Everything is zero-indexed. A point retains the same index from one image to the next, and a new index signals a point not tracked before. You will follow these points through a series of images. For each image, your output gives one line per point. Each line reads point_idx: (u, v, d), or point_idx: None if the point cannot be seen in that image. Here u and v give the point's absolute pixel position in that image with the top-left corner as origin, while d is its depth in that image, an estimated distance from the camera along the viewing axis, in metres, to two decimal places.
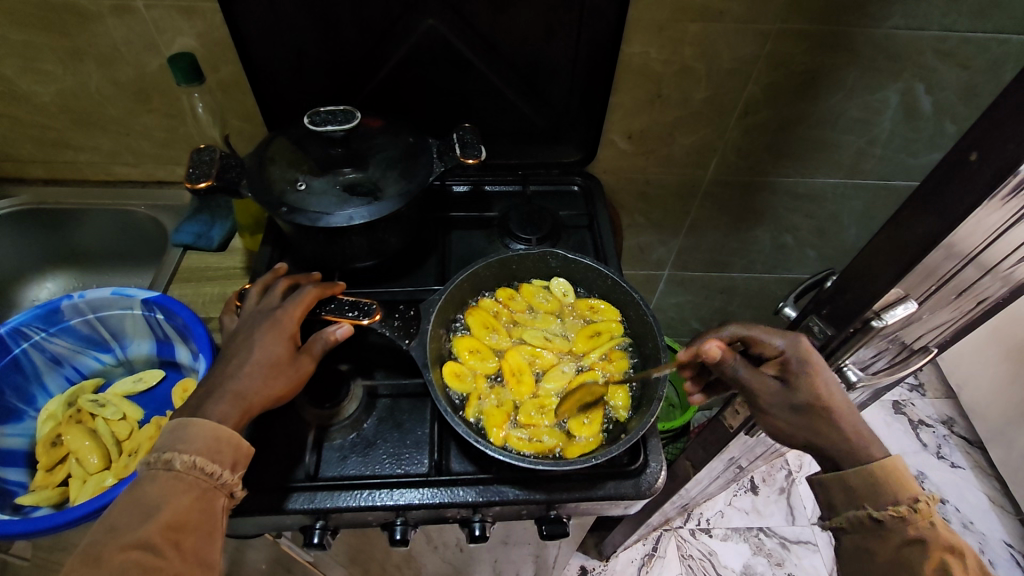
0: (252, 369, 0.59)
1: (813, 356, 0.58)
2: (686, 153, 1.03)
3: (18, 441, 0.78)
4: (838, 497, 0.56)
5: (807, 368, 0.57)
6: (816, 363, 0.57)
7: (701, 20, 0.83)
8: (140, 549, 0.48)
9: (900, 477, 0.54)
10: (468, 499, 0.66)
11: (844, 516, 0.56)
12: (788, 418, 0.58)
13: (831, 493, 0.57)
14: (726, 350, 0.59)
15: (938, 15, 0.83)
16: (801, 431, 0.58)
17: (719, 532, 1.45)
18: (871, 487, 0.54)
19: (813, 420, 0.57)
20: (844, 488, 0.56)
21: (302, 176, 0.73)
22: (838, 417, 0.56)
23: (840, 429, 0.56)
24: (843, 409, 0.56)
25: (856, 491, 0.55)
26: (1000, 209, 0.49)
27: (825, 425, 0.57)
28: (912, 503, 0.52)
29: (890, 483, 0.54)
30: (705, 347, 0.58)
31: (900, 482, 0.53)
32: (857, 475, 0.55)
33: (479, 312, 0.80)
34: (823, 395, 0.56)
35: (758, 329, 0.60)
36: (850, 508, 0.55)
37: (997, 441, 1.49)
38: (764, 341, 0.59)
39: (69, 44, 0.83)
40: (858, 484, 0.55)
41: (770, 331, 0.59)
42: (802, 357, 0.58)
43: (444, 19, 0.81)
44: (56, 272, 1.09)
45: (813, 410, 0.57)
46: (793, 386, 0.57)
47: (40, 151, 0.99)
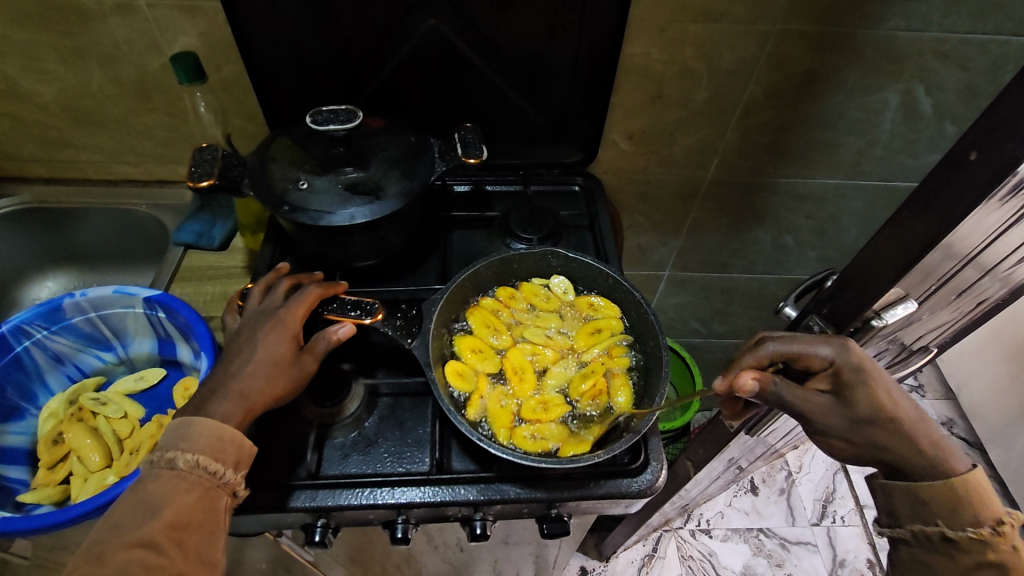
0: (255, 368, 0.60)
1: (867, 363, 0.54)
2: (687, 154, 1.03)
3: (19, 439, 0.78)
4: (905, 509, 0.55)
5: (862, 377, 0.54)
6: (872, 369, 0.54)
7: (700, 22, 0.83)
8: (143, 547, 0.48)
9: (982, 495, 0.52)
10: (469, 497, 0.66)
11: (908, 529, 0.55)
12: (852, 436, 0.55)
13: (899, 503, 0.55)
14: (762, 375, 0.57)
15: (938, 16, 0.84)
16: (867, 445, 0.55)
17: (719, 532, 1.45)
18: (949, 505, 0.52)
19: (878, 432, 0.54)
20: (915, 501, 0.54)
21: (304, 175, 0.73)
22: (908, 428, 0.53)
23: (912, 440, 0.53)
24: (913, 417, 0.53)
25: (931, 508, 0.53)
26: (999, 210, 0.49)
27: (893, 438, 0.54)
28: (995, 525, 0.51)
29: (971, 501, 0.52)
30: (738, 380, 0.56)
31: (982, 502, 0.52)
32: (933, 490, 0.53)
33: (480, 311, 0.80)
34: (883, 405, 0.53)
35: (801, 344, 0.57)
36: (917, 523, 0.54)
37: (998, 442, 1.49)
38: (810, 355, 0.56)
39: (71, 44, 0.83)
40: (935, 500, 0.53)
41: (813, 342, 0.56)
42: (856, 366, 0.54)
43: (445, 18, 0.81)
44: (57, 272, 1.09)
45: (878, 423, 0.53)
46: (849, 399, 0.54)
47: (41, 150, 0.99)
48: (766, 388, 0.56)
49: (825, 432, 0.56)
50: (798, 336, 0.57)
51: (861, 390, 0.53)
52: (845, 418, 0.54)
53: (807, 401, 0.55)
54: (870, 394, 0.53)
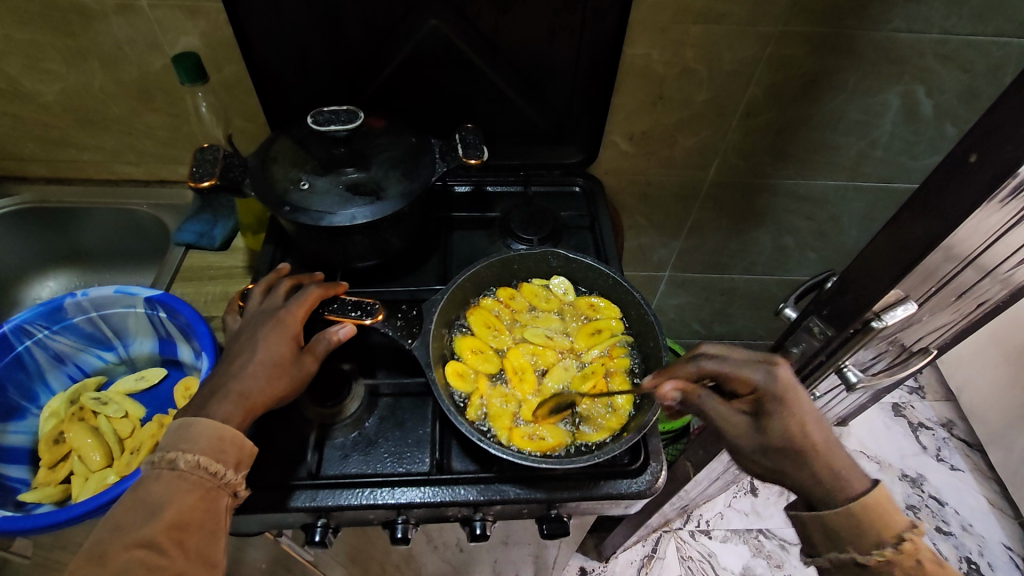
0: (255, 369, 0.60)
1: (789, 391, 0.55)
2: (687, 155, 1.03)
3: (20, 438, 0.78)
4: (819, 537, 0.55)
5: (779, 406, 0.55)
6: (792, 398, 0.55)
7: (701, 23, 0.83)
8: (144, 547, 0.48)
9: (883, 514, 0.53)
10: (469, 497, 0.66)
11: (826, 556, 0.55)
12: (760, 458, 0.57)
13: (812, 532, 0.56)
14: (686, 387, 0.61)
15: (938, 18, 0.84)
16: (778, 471, 0.57)
17: (719, 533, 1.45)
18: (855, 530, 0.53)
19: (785, 460, 0.56)
20: (825, 530, 0.55)
21: (305, 176, 0.73)
22: (810, 458, 0.55)
23: (813, 470, 0.55)
24: (819, 446, 0.55)
25: (839, 534, 0.54)
26: (998, 212, 0.49)
27: (796, 467, 0.55)
28: (897, 543, 0.52)
29: (872, 523, 0.53)
30: (661, 390, 0.62)
31: (882, 523, 0.53)
32: (838, 517, 0.53)
33: (480, 312, 0.80)
34: (795, 436, 0.55)
35: (732, 364, 0.58)
36: (832, 550, 0.55)
37: (997, 444, 1.48)
38: (736, 376, 0.58)
39: (73, 44, 0.84)
40: (842, 527, 0.53)
41: (743, 364, 0.57)
42: (777, 393, 0.55)
43: (446, 19, 0.81)
44: (58, 272, 1.09)
45: (786, 452, 0.55)
46: (765, 425, 0.56)
47: (43, 150, 0.99)
48: (691, 399, 0.61)
49: (738, 451, 0.59)
50: (732, 355, 0.59)
51: (776, 417, 0.55)
52: (757, 442, 0.57)
53: (723, 420, 0.59)
54: (784, 424, 0.55)
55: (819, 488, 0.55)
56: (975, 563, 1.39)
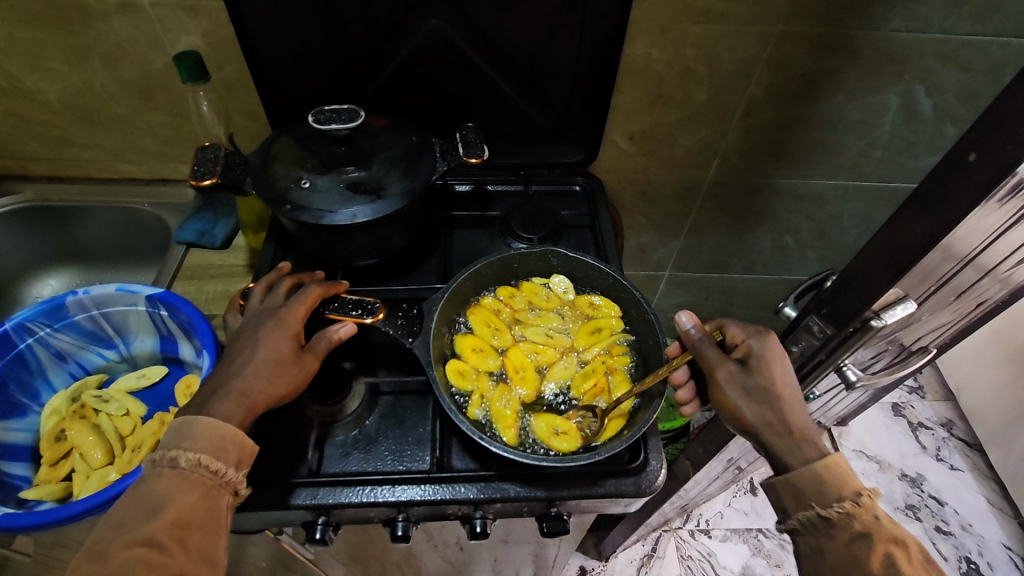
0: (257, 367, 0.60)
1: (777, 350, 0.65)
2: (687, 154, 1.03)
3: (21, 436, 0.78)
4: (787, 499, 0.57)
5: (767, 355, 0.64)
6: (778, 355, 0.64)
7: (701, 22, 0.83)
8: (145, 546, 0.48)
9: (843, 472, 0.56)
10: (469, 495, 0.66)
11: (795, 518, 0.57)
12: (743, 400, 0.62)
13: (782, 496, 0.58)
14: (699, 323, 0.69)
15: (938, 18, 0.84)
16: (748, 414, 0.61)
17: (719, 532, 1.45)
18: (817, 486, 0.56)
19: (758, 403, 0.61)
20: (791, 489, 0.57)
21: (306, 175, 0.73)
22: (785, 406, 0.60)
23: (786, 419, 0.60)
24: (792, 399, 0.61)
25: (803, 492, 0.56)
26: (998, 211, 0.50)
27: (773, 412, 0.60)
28: (855, 497, 0.55)
29: (832, 478, 0.56)
30: (681, 315, 0.69)
31: (842, 479, 0.56)
32: (802, 473, 0.57)
33: (481, 310, 0.80)
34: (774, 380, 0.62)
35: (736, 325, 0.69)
36: (799, 509, 0.57)
37: (997, 443, 1.49)
38: (734, 333, 0.68)
39: (75, 43, 0.84)
40: (805, 483, 0.56)
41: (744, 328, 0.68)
42: (766, 347, 0.65)
43: (447, 19, 0.81)
44: (59, 269, 1.10)
45: (763, 392, 0.61)
46: (750, 369, 0.64)
47: (44, 148, 0.99)
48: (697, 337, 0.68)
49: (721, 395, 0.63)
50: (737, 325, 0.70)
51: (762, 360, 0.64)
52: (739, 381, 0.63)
53: (718, 356, 0.65)
54: (768, 366, 0.63)
55: (783, 433, 0.60)
56: (974, 563, 1.39)
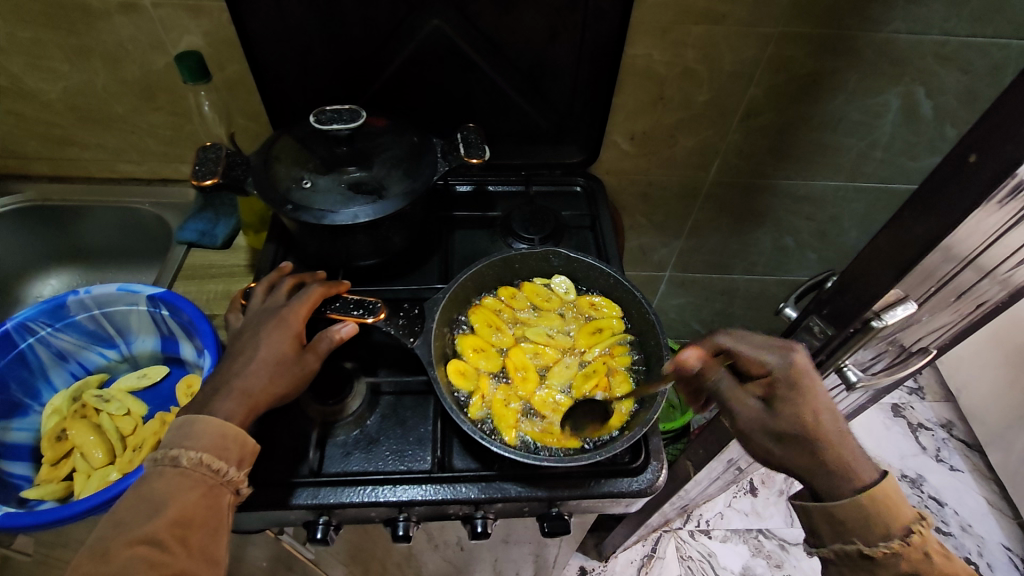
0: (258, 367, 0.60)
1: (804, 379, 0.57)
2: (688, 155, 1.04)
3: (22, 436, 0.78)
4: (825, 528, 0.57)
5: (793, 390, 0.57)
6: (807, 386, 0.57)
7: (703, 23, 0.83)
8: (147, 544, 0.48)
9: (892, 507, 0.55)
10: (470, 495, 0.66)
11: (831, 548, 0.57)
12: (772, 445, 0.58)
13: (818, 523, 0.57)
14: (704, 356, 0.60)
15: (939, 19, 0.84)
16: (785, 459, 0.58)
17: (719, 533, 1.45)
18: (864, 523, 0.54)
19: (794, 448, 0.57)
20: (831, 521, 0.56)
21: (307, 175, 0.73)
22: (823, 450, 0.56)
23: (823, 462, 0.56)
24: (832, 437, 0.56)
25: (846, 527, 0.55)
26: (998, 212, 0.50)
27: (809, 455, 0.56)
28: (904, 536, 0.54)
29: (880, 516, 0.54)
30: (682, 355, 0.59)
31: (891, 516, 0.54)
32: (846, 509, 0.55)
33: (482, 311, 0.80)
34: (807, 424, 0.56)
35: (748, 345, 0.59)
36: (837, 541, 0.56)
37: (997, 444, 1.49)
38: (754, 359, 0.59)
39: (76, 43, 0.84)
40: (850, 520, 0.55)
41: (760, 348, 0.59)
42: (791, 378, 0.57)
43: (448, 19, 0.81)
44: (60, 269, 1.10)
45: (797, 440, 0.57)
46: (777, 410, 0.58)
47: (45, 148, 0.99)
48: (708, 373, 0.61)
49: (748, 437, 0.59)
50: (751, 338, 0.60)
51: (790, 402, 0.57)
52: (767, 427, 0.58)
53: (736, 398, 0.60)
54: (797, 410, 0.56)
55: (824, 475, 0.56)
56: (975, 563, 1.39)
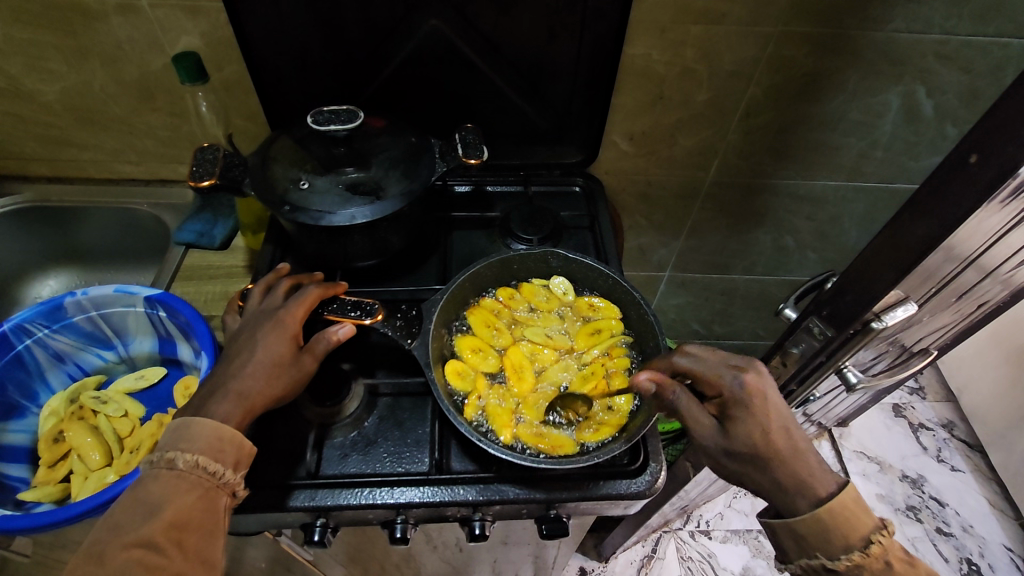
0: (255, 369, 0.60)
1: (755, 400, 0.58)
2: (688, 155, 1.03)
3: (20, 438, 0.78)
4: (790, 544, 0.57)
5: (744, 410, 0.58)
6: (758, 406, 0.57)
7: (702, 23, 0.83)
8: (142, 547, 0.48)
9: (850, 518, 0.54)
10: (468, 497, 0.66)
11: (798, 563, 0.57)
12: (728, 463, 0.59)
13: (783, 539, 0.57)
14: (659, 379, 0.62)
15: (939, 19, 0.84)
16: (742, 475, 0.59)
17: (719, 534, 1.45)
18: (822, 537, 0.54)
19: (748, 465, 0.58)
20: (794, 536, 0.56)
21: (305, 175, 0.73)
22: (776, 466, 0.56)
23: (777, 479, 0.56)
24: (785, 453, 0.56)
25: (807, 541, 0.55)
26: (1000, 212, 0.49)
27: (763, 472, 0.57)
28: (863, 546, 0.53)
29: (837, 528, 0.54)
30: (637, 380, 0.62)
31: (848, 527, 0.54)
32: (804, 523, 0.55)
33: (480, 311, 0.80)
34: (758, 444, 0.57)
35: (704, 367, 0.61)
36: (802, 556, 0.56)
37: (997, 445, 1.48)
38: (708, 381, 0.61)
39: (74, 44, 0.84)
40: (809, 534, 0.55)
41: (714, 369, 0.61)
42: (742, 400, 0.58)
43: (446, 18, 0.81)
44: (59, 270, 1.10)
45: (749, 457, 0.57)
46: (729, 429, 0.59)
47: (43, 149, 0.99)
48: (665, 393, 0.61)
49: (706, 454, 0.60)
50: (708, 359, 0.62)
51: (740, 421, 0.58)
52: (722, 446, 0.59)
53: (693, 418, 0.60)
54: (747, 430, 0.57)
55: (780, 491, 0.57)
56: (975, 564, 1.39)
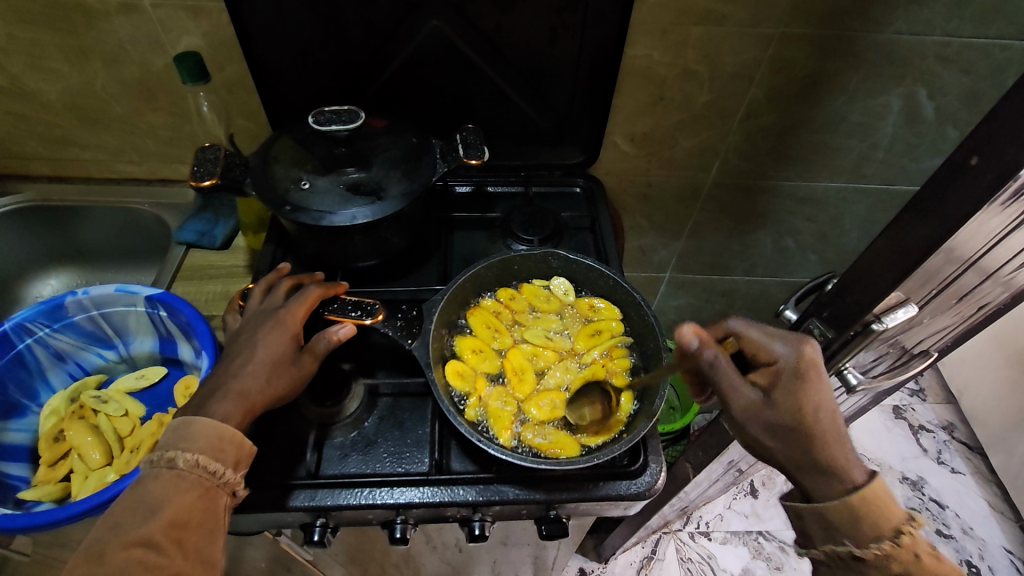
0: (255, 368, 0.60)
1: (810, 372, 0.57)
2: (689, 156, 1.03)
3: (20, 436, 0.78)
4: (816, 530, 0.58)
5: (799, 381, 0.57)
6: (812, 380, 0.57)
7: (703, 24, 0.83)
8: (142, 546, 0.48)
9: (882, 509, 0.55)
10: (468, 498, 0.66)
11: (824, 548, 0.58)
12: (766, 435, 0.58)
13: (810, 525, 0.58)
14: (706, 336, 0.59)
15: (941, 21, 0.84)
16: (776, 452, 0.58)
17: (719, 535, 1.45)
18: (853, 526, 0.55)
19: (786, 440, 0.57)
20: (823, 523, 0.56)
21: (306, 175, 0.73)
22: (817, 444, 0.56)
23: (815, 456, 0.56)
24: (828, 432, 0.56)
25: (837, 528, 0.56)
26: (1000, 214, 0.49)
27: (803, 448, 0.56)
28: (894, 537, 0.54)
29: (870, 519, 0.54)
30: (684, 332, 0.58)
31: (881, 517, 0.54)
32: (836, 511, 0.55)
33: (481, 312, 0.80)
34: (805, 417, 0.56)
35: (763, 335, 0.61)
36: (829, 542, 0.57)
37: (998, 447, 1.48)
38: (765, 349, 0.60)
39: (76, 43, 0.84)
40: (841, 523, 0.55)
41: (772, 338, 0.60)
42: (798, 370, 0.57)
43: (448, 19, 0.81)
44: (60, 269, 1.10)
45: (792, 431, 0.56)
46: (776, 400, 0.57)
47: (45, 148, 0.99)
48: (705, 352, 0.58)
49: (742, 425, 0.58)
50: (768, 330, 0.61)
51: (791, 392, 0.57)
52: (764, 417, 0.57)
53: (736, 384, 0.58)
54: (797, 401, 0.56)
55: (813, 471, 0.57)
56: (975, 566, 1.39)
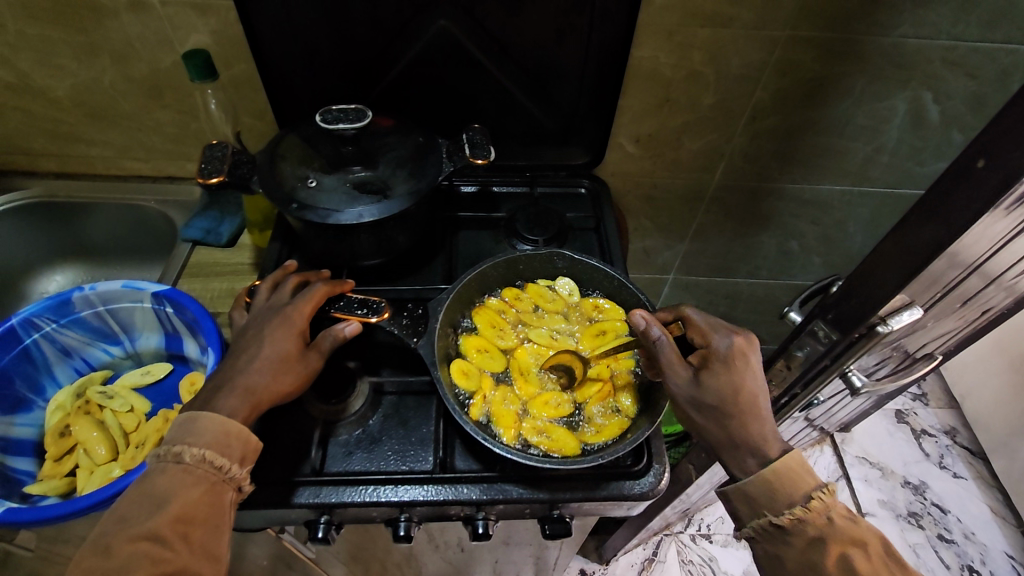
0: (262, 364, 0.60)
1: (739, 360, 0.61)
2: (694, 158, 1.03)
3: (26, 431, 0.79)
4: (743, 509, 0.58)
5: (727, 365, 0.60)
6: (740, 366, 0.60)
7: (710, 26, 0.83)
8: (149, 540, 0.48)
9: (793, 477, 0.56)
10: (472, 496, 0.66)
11: (750, 526, 0.58)
12: (691, 411, 0.61)
13: (737, 504, 0.59)
14: (653, 320, 0.63)
15: (947, 25, 0.84)
16: (701, 428, 0.61)
17: (720, 538, 1.44)
18: (768, 495, 0.56)
19: (709, 417, 0.60)
20: (745, 498, 0.58)
21: (314, 173, 0.74)
22: (737, 422, 0.59)
23: (732, 433, 0.59)
24: (748, 414, 0.59)
25: (756, 501, 0.57)
26: (1005, 218, 0.50)
27: (722, 426, 0.59)
28: (805, 502, 0.55)
29: (783, 486, 0.56)
30: (634, 315, 0.63)
31: (792, 483, 0.56)
32: (752, 482, 0.57)
33: (486, 311, 0.80)
34: (726, 397, 0.59)
35: (704, 321, 0.65)
36: (753, 517, 0.57)
37: (1000, 452, 1.48)
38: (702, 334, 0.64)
39: (85, 40, 0.84)
40: (757, 493, 0.57)
41: (710, 326, 0.64)
42: (728, 356, 0.61)
43: (455, 19, 0.81)
44: (66, 265, 1.10)
45: (713, 409, 0.60)
46: (704, 380, 0.61)
47: (52, 144, 1.00)
48: (649, 334, 0.63)
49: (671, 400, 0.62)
50: (710, 319, 0.65)
51: (718, 374, 0.60)
52: (691, 395, 0.61)
53: (671, 362, 0.62)
54: (721, 383, 0.60)
55: (733, 447, 0.59)
56: (976, 571, 1.39)
